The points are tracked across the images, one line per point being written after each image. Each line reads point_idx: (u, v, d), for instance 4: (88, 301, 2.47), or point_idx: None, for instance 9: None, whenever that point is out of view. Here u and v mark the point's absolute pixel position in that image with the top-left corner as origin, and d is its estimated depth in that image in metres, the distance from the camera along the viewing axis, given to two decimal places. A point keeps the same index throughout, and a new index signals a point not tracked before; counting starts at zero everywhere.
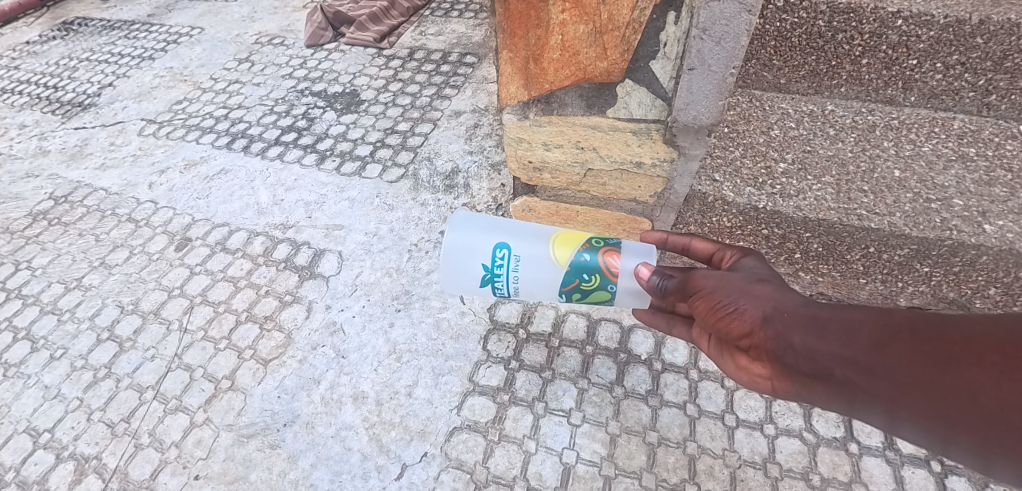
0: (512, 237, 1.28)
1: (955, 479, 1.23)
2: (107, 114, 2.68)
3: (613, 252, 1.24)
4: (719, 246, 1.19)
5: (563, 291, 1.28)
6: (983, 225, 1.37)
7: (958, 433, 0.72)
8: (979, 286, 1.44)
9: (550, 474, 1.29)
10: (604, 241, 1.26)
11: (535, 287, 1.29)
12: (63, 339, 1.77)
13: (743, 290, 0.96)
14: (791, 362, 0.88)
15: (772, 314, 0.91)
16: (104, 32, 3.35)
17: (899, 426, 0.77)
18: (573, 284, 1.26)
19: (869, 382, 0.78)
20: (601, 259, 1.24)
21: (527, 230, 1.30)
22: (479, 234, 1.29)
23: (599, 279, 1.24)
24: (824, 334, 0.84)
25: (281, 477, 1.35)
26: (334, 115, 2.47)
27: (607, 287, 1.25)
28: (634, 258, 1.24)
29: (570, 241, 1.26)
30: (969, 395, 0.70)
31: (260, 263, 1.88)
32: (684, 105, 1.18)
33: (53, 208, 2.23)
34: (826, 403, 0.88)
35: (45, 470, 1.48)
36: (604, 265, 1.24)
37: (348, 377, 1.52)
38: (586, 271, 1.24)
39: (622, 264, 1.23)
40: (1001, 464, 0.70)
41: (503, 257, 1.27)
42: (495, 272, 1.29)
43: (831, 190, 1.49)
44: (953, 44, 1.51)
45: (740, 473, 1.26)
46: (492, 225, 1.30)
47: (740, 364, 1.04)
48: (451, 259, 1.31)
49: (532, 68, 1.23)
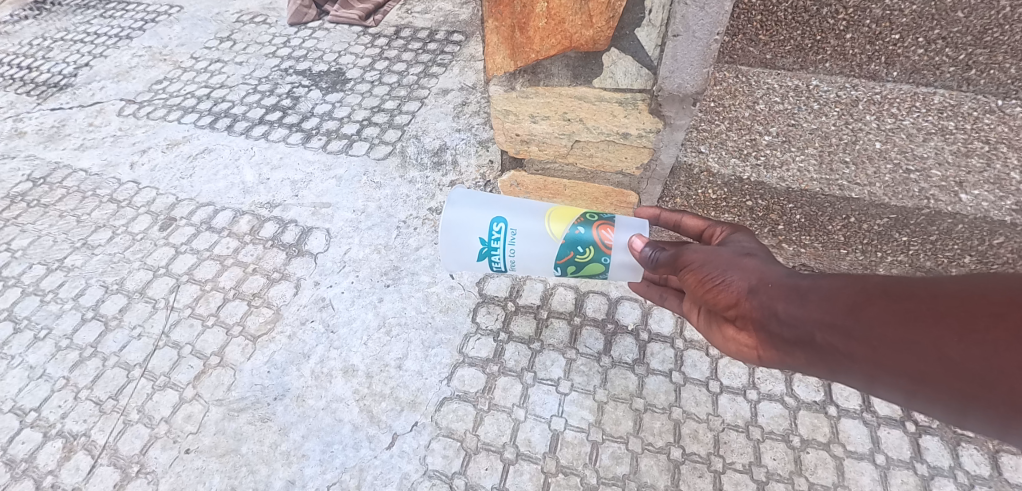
0: (511, 211, 1.29)
1: (928, 438, 1.28)
2: (84, 94, 2.62)
3: (607, 226, 1.25)
4: (709, 223, 1.21)
5: (558, 264, 1.28)
6: (959, 195, 1.45)
7: (932, 388, 0.71)
8: (954, 256, 1.48)
9: (539, 440, 1.31)
10: (599, 216, 1.27)
11: (532, 260, 1.29)
12: (47, 319, 1.75)
13: (731, 263, 0.98)
14: (775, 329, 0.89)
15: (758, 285, 0.92)
16: (78, 11, 3.26)
17: (871, 382, 0.78)
18: (567, 257, 1.27)
19: (846, 344, 0.79)
20: (595, 232, 1.24)
21: (523, 205, 1.31)
22: (476, 211, 1.29)
23: (593, 252, 1.25)
24: (806, 301, 0.84)
25: (273, 449, 1.36)
26: (319, 94, 2.44)
27: (602, 260, 1.25)
28: (627, 233, 1.24)
29: (565, 216, 1.27)
30: (938, 351, 0.70)
31: (247, 241, 1.87)
32: (668, 73, 1.19)
33: (32, 190, 2.19)
34: (809, 369, 0.89)
35: (32, 448, 1.46)
36: (598, 238, 1.24)
37: (338, 351, 1.53)
38: (581, 243, 1.25)
39: (616, 237, 1.23)
40: (975, 417, 0.69)
41: (500, 231, 1.28)
42: (492, 245, 1.29)
43: (814, 161, 1.55)
44: (934, 18, 1.56)
45: (724, 435, 1.29)
46: (489, 201, 1.31)
47: (726, 335, 1.04)
48: (449, 237, 1.30)
49: (518, 37, 1.24)
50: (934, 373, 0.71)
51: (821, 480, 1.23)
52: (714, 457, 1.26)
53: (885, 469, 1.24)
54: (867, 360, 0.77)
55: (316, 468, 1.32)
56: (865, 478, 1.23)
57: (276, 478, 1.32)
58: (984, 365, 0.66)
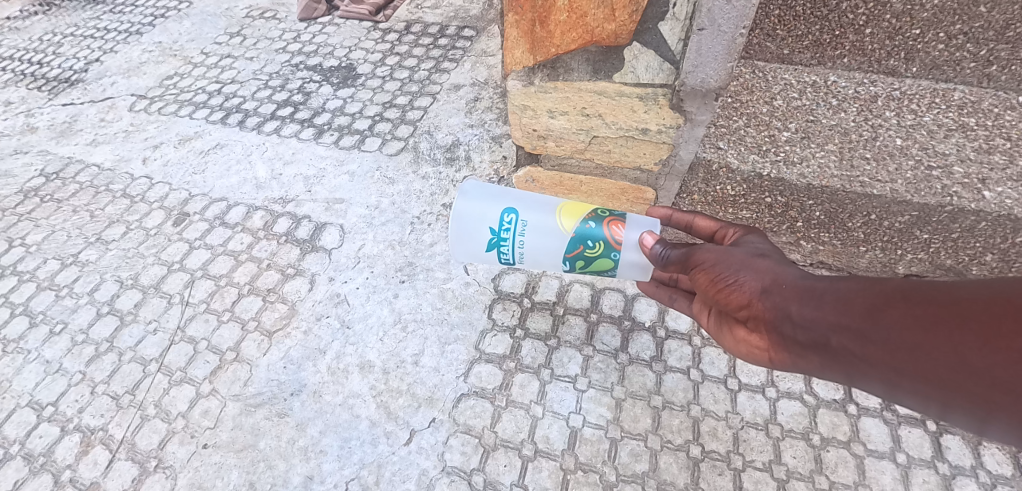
0: (523, 205, 1.28)
1: (950, 437, 1.27)
2: (95, 90, 2.62)
3: (617, 222, 1.24)
4: (721, 224, 1.20)
5: (567, 258, 1.27)
6: (982, 191, 1.43)
7: (951, 394, 0.71)
8: (975, 253, 1.49)
9: (557, 437, 1.31)
10: (610, 212, 1.26)
11: (540, 254, 1.28)
12: (63, 313, 1.76)
13: (743, 263, 0.96)
14: (788, 331, 0.87)
15: (770, 286, 0.91)
16: (88, 7, 3.26)
17: (891, 390, 0.77)
18: (577, 251, 1.25)
19: (862, 348, 0.78)
20: (607, 229, 1.23)
21: (534, 198, 1.30)
22: (487, 202, 1.27)
23: (603, 247, 1.23)
24: (822, 303, 0.83)
25: (291, 445, 1.37)
26: (331, 89, 2.44)
27: (611, 256, 1.24)
28: (639, 230, 1.23)
29: (576, 211, 1.25)
30: (959, 356, 0.69)
31: (260, 237, 1.86)
32: (691, 67, 1.18)
33: (45, 185, 2.20)
34: (822, 372, 0.87)
35: (50, 442, 1.47)
36: (609, 234, 1.23)
37: (354, 347, 1.53)
38: (591, 238, 1.23)
39: (627, 234, 1.22)
40: (996, 425, 0.68)
41: (510, 222, 1.26)
42: (502, 236, 1.27)
43: (834, 158, 1.52)
44: (956, 13, 1.48)
45: (743, 434, 1.29)
46: (501, 192, 1.29)
47: (738, 337, 1.04)
48: (458, 226, 1.29)
49: (538, 31, 1.23)
50: (956, 379, 0.70)
51: (841, 479, 1.22)
52: (733, 455, 1.26)
53: (906, 468, 1.23)
54: (884, 366, 0.76)
55: (334, 464, 1.32)
56: (886, 477, 1.22)
57: (294, 473, 1.32)
58: (1009, 373, 0.65)
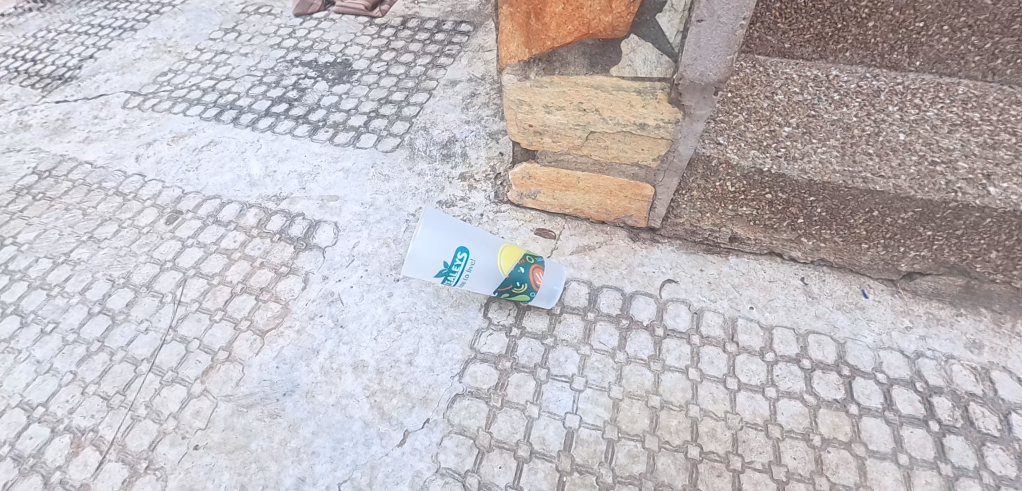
0: (475, 242, 1.40)
1: (952, 438, 1.25)
2: (89, 86, 2.60)
3: (539, 269, 1.49)
4: None
5: (495, 289, 1.45)
6: (988, 188, 1.37)
7: None
8: (980, 251, 1.43)
9: (553, 438, 1.29)
10: (533, 258, 1.50)
11: (478, 283, 1.43)
12: (54, 313, 1.73)
13: None
14: None
15: None
16: (83, 3, 3.23)
17: None
18: (506, 288, 1.45)
19: None
20: (532, 273, 1.46)
21: (482, 236, 1.43)
22: (446, 238, 1.34)
23: (526, 286, 1.46)
24: None
25: (283, 446, 1.34)
26: (326, 85, 2.41)
27: (530, 293, 1.48)
28: (552, 277, 1.51)
29: (511, 256, 1.44)
30: None
31: (254, 235, 1.84)
32: (691, 60, 1.15)
33: (37, 183, 2.17)
34: None
35: (40, 443, 1.45)
36: (533, 278, 1.46)
37: (347, 346, 1.50)
38: (520, 280, 1.44)
39: (544, 278, 1.49)
40: None
41: (463, 259, 1.37)
42: (453, 268, 1.36)
43: (836, 153, 1.48)
44: (960, 6, 1.51)
45: (743, 434, 1.27)
46: (457, 228, 1.37)
47: None
48: (415, 252, 1.31)
49: (533, 23, 1.21)
50: None
51: (842, 480, 1.20)
52: (733, 456, 1.24)
53: (908, 469, 1.21)
54: None
55: (327, 466, 1.30)
56: (888, 479, 1.20)
57: (286, 475, 1.30)
58: None
